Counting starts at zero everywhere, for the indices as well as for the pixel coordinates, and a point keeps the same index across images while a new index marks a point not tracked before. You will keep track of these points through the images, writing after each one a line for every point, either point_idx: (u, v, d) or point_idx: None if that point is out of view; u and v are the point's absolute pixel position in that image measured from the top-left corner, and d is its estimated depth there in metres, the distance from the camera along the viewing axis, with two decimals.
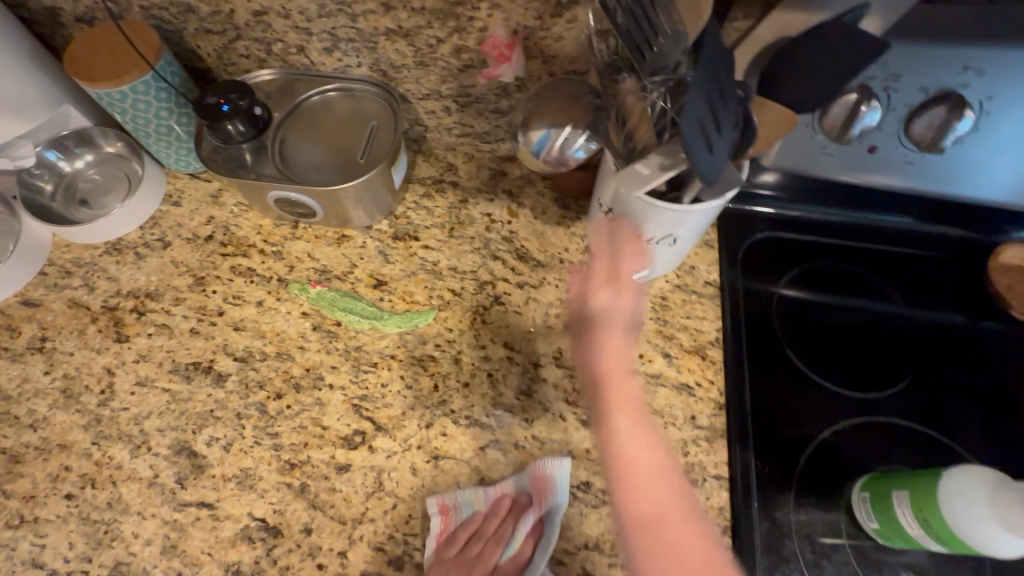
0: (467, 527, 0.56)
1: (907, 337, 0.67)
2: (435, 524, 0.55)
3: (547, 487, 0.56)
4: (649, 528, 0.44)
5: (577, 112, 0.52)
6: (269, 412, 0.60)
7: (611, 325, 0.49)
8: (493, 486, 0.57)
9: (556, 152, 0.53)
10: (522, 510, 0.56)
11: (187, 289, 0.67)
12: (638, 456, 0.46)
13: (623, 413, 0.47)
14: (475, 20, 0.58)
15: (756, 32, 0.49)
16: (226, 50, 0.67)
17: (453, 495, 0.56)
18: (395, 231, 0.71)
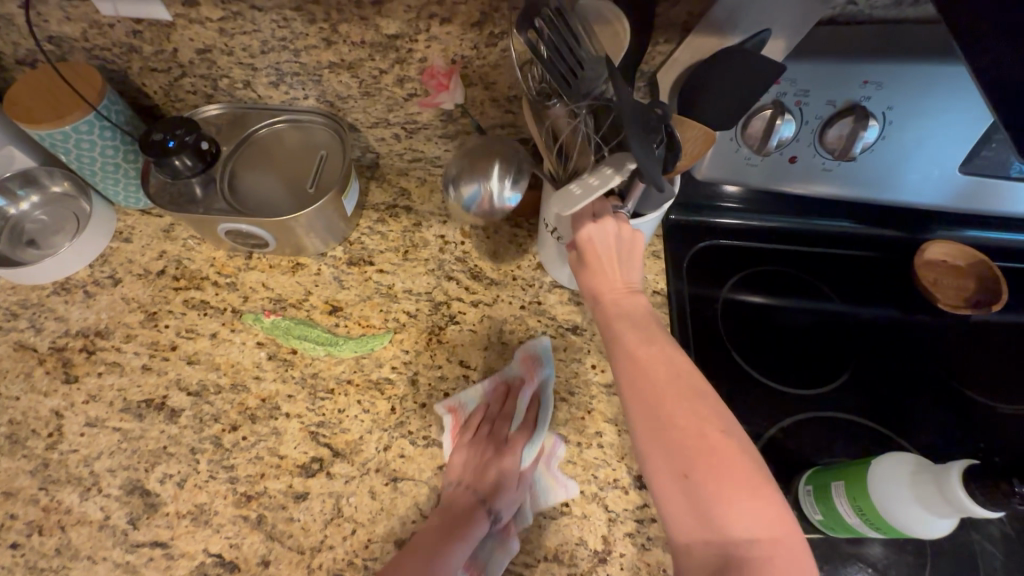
0: (477, 416, 0.62)
1: (845, 334, 0.70)
2: (448, 421, 0.61)
3: (535, 362, 0.63)
4: (655, 424, 0.42)
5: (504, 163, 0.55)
6: (224, 444, 0.60)
7: (605, 253, 0.50)
8: (488, 378, 0.64)
9: (489, 204, 0.56)
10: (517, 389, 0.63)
11: (139, 325, 0.66)
12: (643, 357, 0.45)
13: (628, 326, 0.47)
14: (414, 52, 0.60)
15: (675, 56, 0.52)
16: (173, 87, 0.68)
17: (456, 394, 0.62)
18: (349, 257, 0.72)
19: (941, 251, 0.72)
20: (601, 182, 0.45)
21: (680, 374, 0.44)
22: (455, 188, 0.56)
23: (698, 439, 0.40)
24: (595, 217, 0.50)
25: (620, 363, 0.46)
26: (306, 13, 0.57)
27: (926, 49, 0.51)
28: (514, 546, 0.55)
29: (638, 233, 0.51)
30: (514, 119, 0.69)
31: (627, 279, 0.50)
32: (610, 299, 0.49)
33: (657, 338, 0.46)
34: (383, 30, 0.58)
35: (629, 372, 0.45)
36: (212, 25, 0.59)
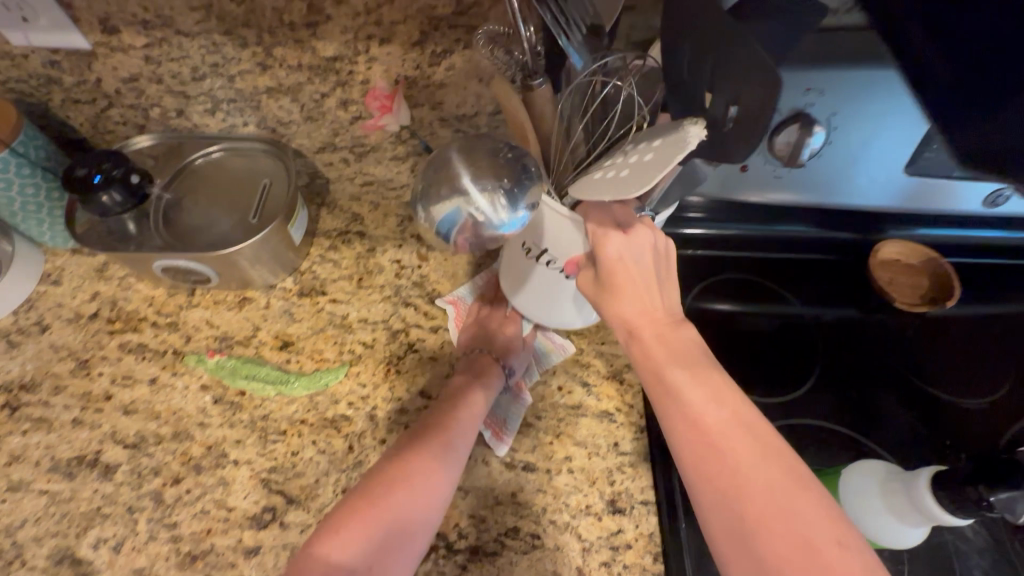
0: (477, 302, 0.69)
1: (810, 339, 0.70)
2: (450, 311, 0.67)
3: None
4: (734, 516, 0.37)
5: (492, 175, 0.45)
6: (166, 500, 0.55)
7: (639, 272, 0.45)
8: (482, 273, 0.70)
9: (470, 230, 0.46)
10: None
11: (69, 375, 0.61)
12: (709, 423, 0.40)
13: (683, 372, 0.42)
14: (355, 74, 0.58)
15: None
16: (100, 118, 0.64)
17: (455, 290, 0.68)
18: (300, 288, 0.69)
19: (895, 249, 0.73)
20: (659, 155, 0.39)
21: (759, 448, 0.39)
22: (422, 210, 0.47)
23: (790, 537, 0.35)
24: (622, 227, 0.45)
25: (683, 430, 0.41)
26: (236, 37, 0.54)
27: (866, 54, 0.51)
28: (525, 402, 0.62)
29: (669, 239, 0.46)
30: None
31: (669, 308, 0.46)
32: (654, 336, 0.44)
33: (720, 392, 0.41)
34: (320, 53, 0.56)
35: (694, 441, 0.40)
36: (136, 52, 0.56)
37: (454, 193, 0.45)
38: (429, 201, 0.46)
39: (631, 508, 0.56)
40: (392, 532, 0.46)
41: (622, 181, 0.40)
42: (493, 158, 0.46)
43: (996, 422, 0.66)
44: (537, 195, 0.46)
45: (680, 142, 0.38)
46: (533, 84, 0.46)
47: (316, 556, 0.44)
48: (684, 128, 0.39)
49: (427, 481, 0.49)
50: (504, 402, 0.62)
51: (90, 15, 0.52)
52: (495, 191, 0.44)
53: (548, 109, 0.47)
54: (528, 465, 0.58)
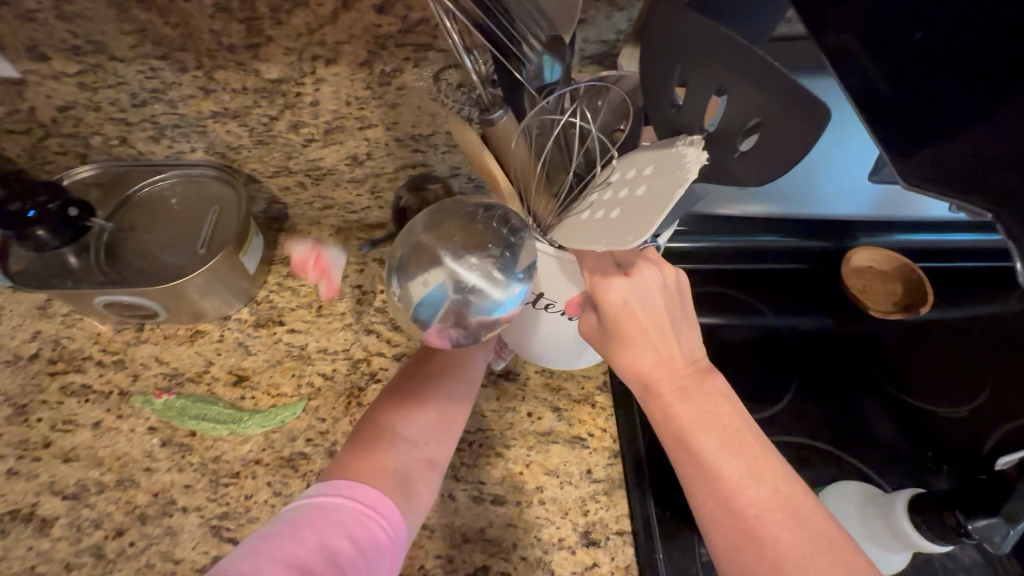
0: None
1: (786, 352, 0.68)
2: None
3: None
4: None
5: (476, 244, 0.44)
6: (107, 555, 0.51)
7: (649, 318, 0.41)
8: None
9: (457, 310, 0.44)
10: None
11: (5, 422, 0.57)
12: (743, 494, 0.37)
13: (710, 437, 0.39)
14: (302, 96, 0.56)
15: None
16: (37, 148, 0.61)
17: None
18: (257, 318, 0.65)
19: (867, 256, 0.71)
20: (653, 188, 0.36)
21: (798, 528, 0.37)
22: (404, 287, 0.45)
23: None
24: (624, 269, 0.41)
25: (711, 498, 0.38)
26: (174, 61, 0.52)
27: (816, 63, 0.50)
28: None
29: (677, 272, 0.43)
30: (424, 158, 0.65)
31: (688, 355, 0.42)
32: (674, 389, 0.41)
33: (755, 460, 0.39)
34: (264, 75, 0.53)
35: (724, 516, 0.38)
36: (70, 80, 0.53)
37: (441, 265, 0.43)
38: (411, 281, 0.44)
39: (606, 539, 0.54)
40: (443, 424, 0.49)
41: (617, 221, 0.37)
42: (473, 224, 0.45)
43: (976, 430, 0.64)
44: (529, 256, 0.44)
45: (676, 174, 0.35)
46: (494, 118, 0.45)
47: (375, 441, 0.46)
48: (679, 155, 0.37)
49: (467, 379, 0.53)
50: (471, 432, 0.59)
51: (15, 42, 0.49)
52: (484, 264, 0.43)
53: (514, 141, 0.45)
54: (497, 499, 0.55)
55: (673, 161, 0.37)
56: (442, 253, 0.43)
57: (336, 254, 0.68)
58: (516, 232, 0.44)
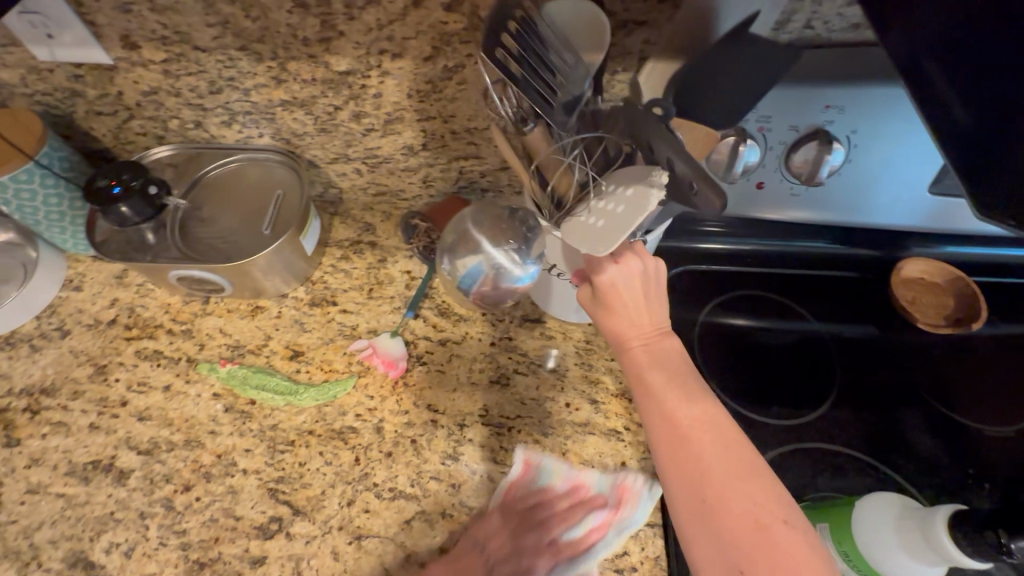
0: (541, 493, 0.57)
1: (827, 358, 0.68)
2: (516, 471, 0.57)
3: (633, 498, 0.56)
4: (699, 500, 0.39)
5: (499, 235, 0.50)
6: (176, 507, 0.56)
7: (626, 289, 0.45)
8: (576, 468, 0.58)
9: (491, 284, 0.53)
10: (594, 505, 0.56)
11: (87, 380, 0.63)
12: (686, 424, 0.41)
13: (667, 385, 0.43)
14: (367, 88, 0.58)
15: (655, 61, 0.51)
16: (121, 129, 0.66)
17: (539, 455, 0.58)
18: (312, 297, 0.69)
19: (919, 267, 0.70)
20: (627, 211, 0.40)
21: (728, 451, 0.40)
22: (451, 264, 0.53)
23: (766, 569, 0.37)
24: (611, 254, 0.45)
25: (658, 426, 0.42)
26: (252, 52, 0.55)
27: (880, 72, 0.50)
28: None
29: (659, 260, 0.46)
30: (477, 151, 0.67)
31: (660, 324, 0.45)
32: (642, 346, 0.45)
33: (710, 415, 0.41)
34: (333, 67, 0.56)
35: (677, 463, 0.40)
36: (156, 67, 0.57)
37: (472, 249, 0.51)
38: (458, 259, 0.52)
39: (637, 530, 0.56)
40: None
41: (594, 234, 0.42)
42: (500, 218, 0.51)
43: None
44: (542, 246, 0.50)
45: (639, 201, 0.40)
46: (525, 129, 0.47)
47: None
48: (643, 171, 0.41)
49: None
50: (510, 418, 0.61)
51: (112, 30, 0.53)
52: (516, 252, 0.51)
53: (544, 149, 0.47)
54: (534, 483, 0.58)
55: (638, 194, 0.40)
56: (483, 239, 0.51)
57: (393, 338, 0.65)
58: (532, 227, 0.50)
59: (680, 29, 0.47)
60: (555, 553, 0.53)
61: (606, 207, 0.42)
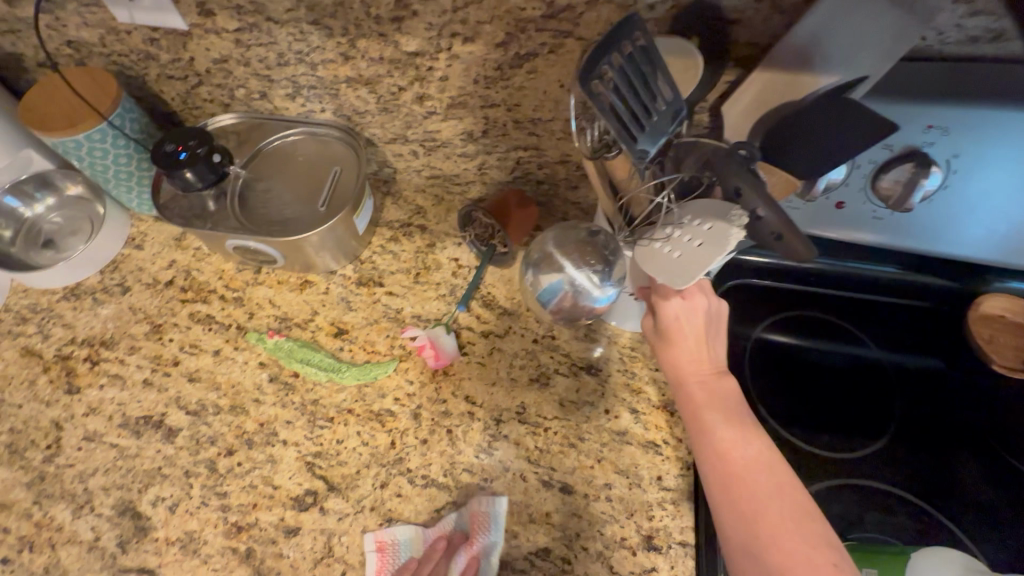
0: (404, 566, 0.53)
1: (885, 391, 0.64)
2: (372, 562, 0.54)
3: (483, 523, 0.55)
4: (751, 533, 0.38)
5: (579, 256, 0.44)
6: (219, 470, 0.58)
7: (689, 323, 0.44)
8: (432, 526, 0.55)
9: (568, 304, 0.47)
10: (456, 549, 0.53)
11: (143, 337, 0.65)
12: (741, 461, 0.40)
13: (723, 424, 0.42)
14: (434, 70, 0.57)
15: (739, 93, 0.48)
16: (190, 94, 0.67)
17: (390, 531, 0.55)
18: (359, 276, 0.69)
19: (1000, 305, 0.63)
20: (707, 248, 0.40)
21: (782, 490, 0.39)
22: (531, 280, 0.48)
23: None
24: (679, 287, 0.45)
25: (710, 460, 0.41)
26: (323, 27, 0.54)
27: (993, 91, 0.45)
28: None
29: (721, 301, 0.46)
30: (538, 142, 0.65)
31: (716, 362, 0.45)
32: (699, 384, 0.44)
33: (764, 456, 0.41)
34: (402, 47, 0.55)
35: (729, 501, 0.39)
36: (229, 35, 0.57)
37: (548, 270, 0.46)
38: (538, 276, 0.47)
39: (668, 547, 0.54)
40: None
41: (671, 265, 0.42)
42: (579, 239, 0.45)
43: None
44: (623, 269, 0.44)
45: (723, 236, 0.40)
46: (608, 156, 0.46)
47: None
48: (721, 203, 0.41)
49: None
50: (547, 419, 0.60)
51: None
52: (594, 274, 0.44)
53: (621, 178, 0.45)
54: (565, 487, 0.57)
55: (722, 233, 0.40)
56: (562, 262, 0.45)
57: (450, 335, 0.64)
58: (614, 250, 0.44)
59: (777, 62, 0.45)
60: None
61: (683, 238, 0.42)
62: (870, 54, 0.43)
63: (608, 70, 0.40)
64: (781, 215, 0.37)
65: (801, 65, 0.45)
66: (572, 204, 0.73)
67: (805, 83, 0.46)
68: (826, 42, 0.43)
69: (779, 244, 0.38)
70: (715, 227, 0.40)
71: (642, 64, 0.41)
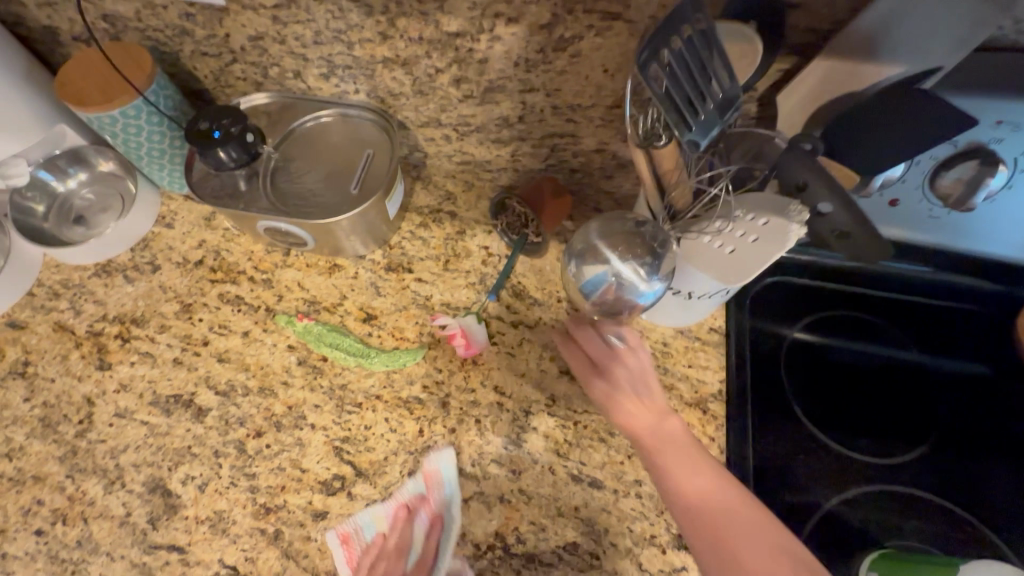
0: (371, 544, 0.54)
1: (925, 395, 0.62)
2: (339, 555, 0.54)
3: (435, 481, 0.56)
4: (722, 557, 0.42)
5: (626, 248, 0.43)
6: (248, 451, 0.58)
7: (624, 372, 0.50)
8: (388, 500, 0.56)
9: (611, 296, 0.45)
10: (415, 512, 0.55)
11: (173, 316, 0.65)
12: (698, 493, 0.44)
13: (676, 461, 0.46)
14: (474, 52, 0.55)
15: (796, 81, 0.46)
16: (223, 72, 0.66)
17: (351, 521, 0.55)
18: (388, 262, 0.69)
19: None
20: (762, 244, 0.40)
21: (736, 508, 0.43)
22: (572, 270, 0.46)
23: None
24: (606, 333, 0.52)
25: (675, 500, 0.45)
26: (363, 5, 0.53)
27: None
28: None
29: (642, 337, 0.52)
30: (575, 129, 0.63)
31: (655, 404, 0.49)
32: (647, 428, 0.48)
33: (731, 490, 0.44)
34: (443, 27, 0.53)
35: (715, 554, 0.42)
36: (266, 12, 0.56)
37: (593, 261, 0.44)
38: (581, 266, 0.45)
39: None
40: None
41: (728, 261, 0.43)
42: (626, 229, 0.44)
43: None
44: (672, 262, 0.44)
45: (779, 232, 0.38)
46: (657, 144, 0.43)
47: None
48: (778, 196, 0.39)
49: None
50: (577, 412, 0.59)
51: None
52: (640, 266, 0.43)
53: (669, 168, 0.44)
54: (594, 482, 0.56)
55: (780, 229, 0.38)
56: (608, 253, 0.44)
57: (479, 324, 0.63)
58: (663, 242, 0.43)
59: (838, 49, 0.43)
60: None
61: (736, 233, 0.41)
62: (941, 44, 0.41)
63: (664, 54, 0.39)
64: (852, 213, 0.37)
65: (865, 55, 0.43)
66: (605, 194, 0.72)
67: (869, 73, 0.44)
68: (894, 30, 0.41)
69: (841, 241, 0.39)
70: (771, 223, 0.39)
71: (700, 49, 0.39)
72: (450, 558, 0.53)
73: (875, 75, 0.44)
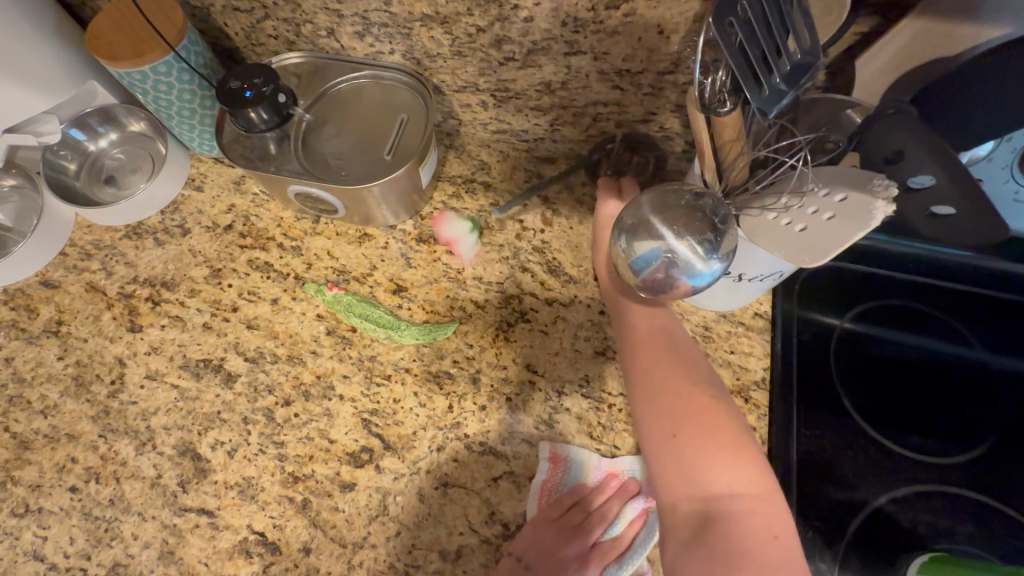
0: (573, 488, 0.56)
1: (984, 395, 0.58)
2: (543, 471, 0.55)
3: None
4: (648, 392, 0.47)
5: (684, 224, 0.40)
6: (276, 419, 0.58)
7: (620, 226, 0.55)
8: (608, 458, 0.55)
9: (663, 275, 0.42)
10: (628, 492, 0.55)
11: (203, 281, 0.65)
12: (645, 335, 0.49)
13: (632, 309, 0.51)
14: (519, 9, 0.51)
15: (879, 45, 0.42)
16: (254, 29, 0.64)
17: (567, 448, 0.55)
18: (420, 233, 0.67)
19: None
20: (840, 222, 0.37)
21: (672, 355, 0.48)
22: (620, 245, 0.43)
23: (734, 485, 0.42)
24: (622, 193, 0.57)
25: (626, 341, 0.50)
26: None
27: None
28: None
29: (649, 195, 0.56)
30: (621, 97, 0.59)
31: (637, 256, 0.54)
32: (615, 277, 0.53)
33: (676, 347, 0.48)
34: None
35: (642, 387, 0.47)
36: None
37: (646, 236, 0.41)
38: (632, 241, 0.42)
39: None
40: None
41: (795, 241, 0.39)
42: (683, 204, 0.41)
43: None
44: (732, 242, 0.41)
45: (864, 208, 0.35)
46: (721, 111, 0.40)
47: None
48: (864, 172, 0.36)
49: None
50: (612, 395, 0.57)
51: None
52: (699, 242, 0.40)
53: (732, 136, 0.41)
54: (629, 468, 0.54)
55: (865, 204, 0.35)
56: (663, 226, 0.40)
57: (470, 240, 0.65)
58: (724, 218, 0.40)
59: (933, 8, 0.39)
60: (601, 558, 0.54)
61: (810, 211, 0.38)
62: None
63: (740, 7, 0.35)
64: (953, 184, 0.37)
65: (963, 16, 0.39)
66: None
67: (964, 37, 0.40)
68: None
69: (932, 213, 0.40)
70: (855, 199, 0.36)
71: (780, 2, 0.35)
72: (646, 555, 0.52)
73: (972, 39, 0.40)
